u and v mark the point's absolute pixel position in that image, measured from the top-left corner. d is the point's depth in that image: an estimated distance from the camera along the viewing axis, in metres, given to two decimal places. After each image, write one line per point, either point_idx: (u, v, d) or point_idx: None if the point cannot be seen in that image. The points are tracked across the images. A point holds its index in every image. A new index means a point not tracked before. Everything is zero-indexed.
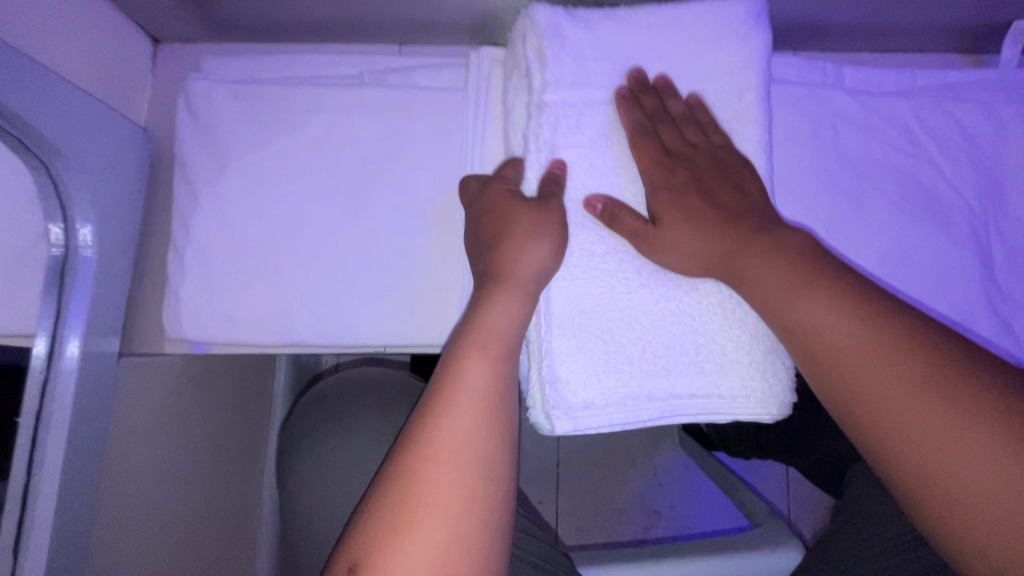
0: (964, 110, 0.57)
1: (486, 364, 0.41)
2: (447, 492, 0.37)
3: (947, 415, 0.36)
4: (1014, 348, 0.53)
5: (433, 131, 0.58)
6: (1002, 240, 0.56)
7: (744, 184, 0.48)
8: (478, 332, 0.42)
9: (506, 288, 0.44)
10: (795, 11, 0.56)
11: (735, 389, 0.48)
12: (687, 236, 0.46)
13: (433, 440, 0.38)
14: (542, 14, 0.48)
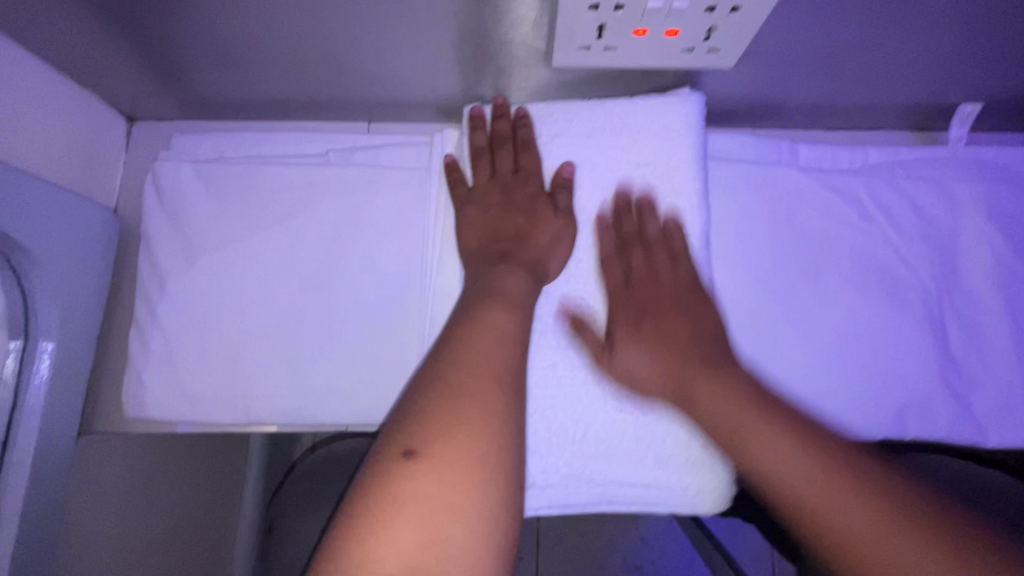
0: (918, 188, 0.59)
1: (509, 315, 0.47)
2: (443, 476, 0.37)
3: (841, 492, 0.40)
4: (971, 428, 0.54)
5: (396, 210, 0.59)
6: (955, 318, 0.57)
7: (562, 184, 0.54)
8: (501, 294, 0.48)
9: (499, 299, 0.48)
10: (745, 96, 0.58)
11: (680, 485, 0.49)
12: (638, 356, 0.50)
13: (427, 426, 0.39)
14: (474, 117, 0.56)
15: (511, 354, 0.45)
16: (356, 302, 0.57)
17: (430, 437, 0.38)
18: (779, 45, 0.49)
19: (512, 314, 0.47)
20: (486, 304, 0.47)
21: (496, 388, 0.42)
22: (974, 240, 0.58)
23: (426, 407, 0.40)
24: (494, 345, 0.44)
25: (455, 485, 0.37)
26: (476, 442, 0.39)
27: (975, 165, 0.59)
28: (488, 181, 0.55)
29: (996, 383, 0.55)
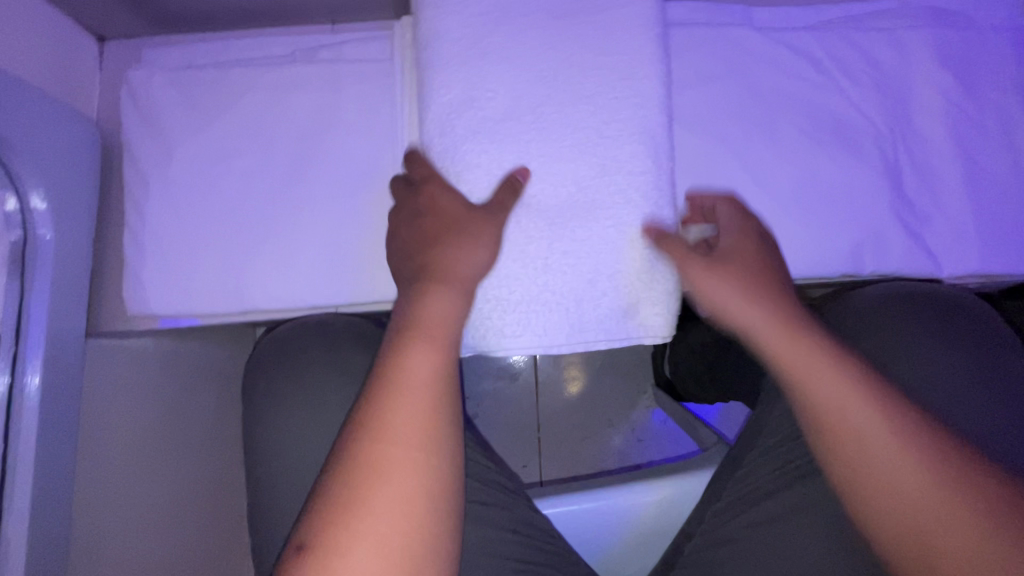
0: (872, 39, 0.59)
1: (423, 353, 0.45)
2: (411, 395, 0.44)
3: (872, 442, 0.45)
4: (924, 260, 0.56)
5: (363, 101, 0.60)
6: (909, 159, 0.58)
7: (458, 265, 0.48)
8: (417, 326, 0.46)
9: (442, 281, 0.47)
10: None
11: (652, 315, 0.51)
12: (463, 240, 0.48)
13: (405, 372, 0.45)
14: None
15: (453, 339, 0.47)
16: (331, 191, 0.60)
17: (410, 375, 0.44)
18: None
19: (455, 300, 0.47)
20: (426, 292, 0.47)
21: (445, 364, 0.46)
22: (927, 84, 0.59)
23: (399, 349, 0.46)
24: (423, 373, 0.45)
25: (425, 421, 0.44)
26: (425, 411, 0.44)
27: (925, 14, 0.60)
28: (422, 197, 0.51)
29: (948, 218, 0.57)
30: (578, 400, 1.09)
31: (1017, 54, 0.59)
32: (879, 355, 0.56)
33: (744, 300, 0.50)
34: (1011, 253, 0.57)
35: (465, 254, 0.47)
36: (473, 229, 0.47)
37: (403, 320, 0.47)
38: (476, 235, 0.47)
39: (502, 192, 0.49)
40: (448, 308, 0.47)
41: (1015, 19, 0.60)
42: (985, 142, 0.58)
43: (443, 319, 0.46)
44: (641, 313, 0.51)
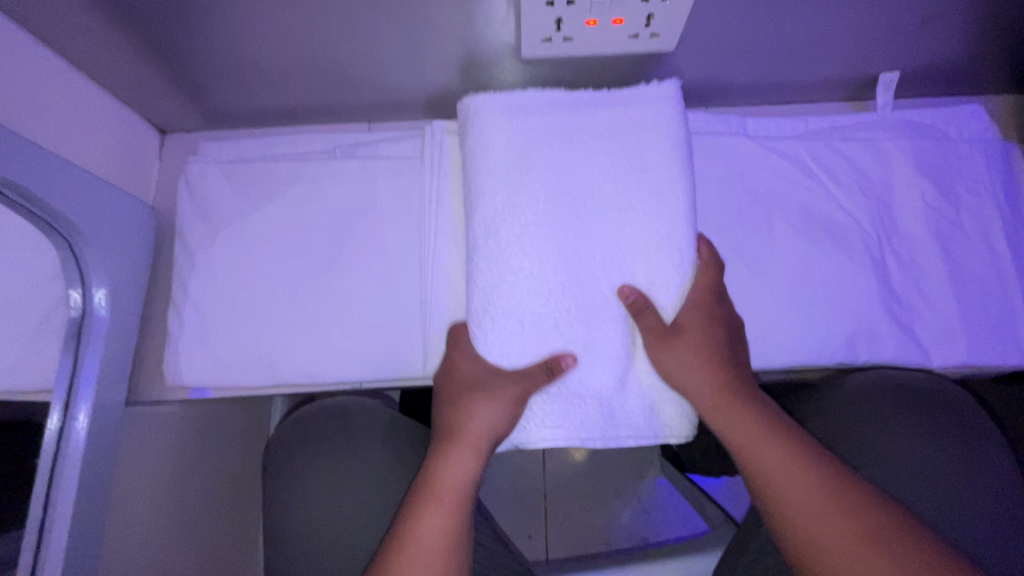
0: (854, 148, 0.66)
1: (441, 521, 0.54)
2: (418, 558, 0.52)
3: (825, 526, 0.49)
4: (915, 351, 0.60)
5: (395, 192, 0.67)
6: (895, 257, 0.63)
7: (480, 416, 0.56)
8: (436, 495, 0.55)
9: (463, 447, 0.57)
10: (695, 80, 0.67)
11: (675, 417, 0.58)
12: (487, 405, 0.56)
13: (422, 538, 0.53)
14: (477, 104, 0.60)
15: (466, 504, 0.56)
16: (362, 273, 0.65)
17: (421, 542, 0.53)
18: (710, 33, 0.57)
19: (470, 467, 0.57)
20: (448, 458, 0.57)
21: (458, 530, 0.54)
22: (907, 189, 0.65)
23: (418, 511, 0.55)
24: (440, 540, 0.53)
25: None
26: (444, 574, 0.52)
27: (903, 126, 0.67)
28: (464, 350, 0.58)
29: (935, 311, 0.61)
30: (584, 468, 1.10)
31: (988, 163, 0.66)
32: (862, 451, 0.60)
33: (758, 435, 0.54)
34: (996, 345, 0.60)
35: (482, 419, 0.56)
36: (498, 396, 0.56)
37: (424, 485, 0.56)
38: (497, 399, 0.55)
39: (540, 373, 0.55)
40: (463, 475, 0.56)
41: (988, 131, 0.67)
42: (964, 242, 0.63)
43: (462, 481, 0.56)
44: (664, 413, 0.58)
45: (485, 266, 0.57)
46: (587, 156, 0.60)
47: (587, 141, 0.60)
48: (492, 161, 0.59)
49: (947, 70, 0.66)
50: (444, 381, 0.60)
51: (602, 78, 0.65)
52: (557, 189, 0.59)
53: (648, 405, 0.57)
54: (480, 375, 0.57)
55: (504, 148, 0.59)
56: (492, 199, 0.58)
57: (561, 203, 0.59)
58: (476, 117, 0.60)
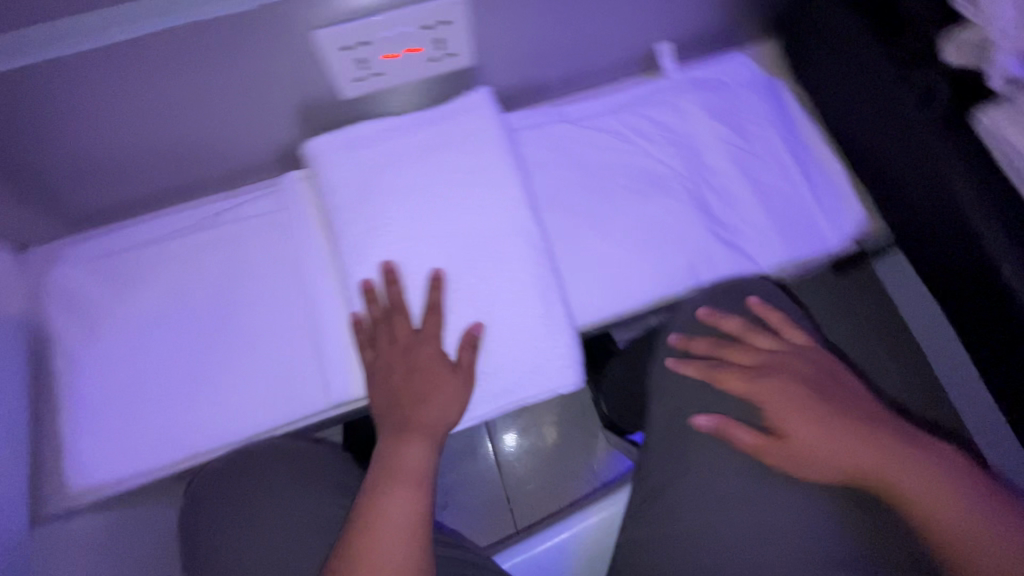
0: (654, 111, 0.77)
1: (402, 501, 0.53)
2: (395, 539, 0.50)
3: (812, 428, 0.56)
4: (744, 261, 0.70)
5: (265, 245, 0.70)
6: (709, 189, 0.73)
7: (435, 396, 0.58)
8: (395, 475, 0.54)
9: (417, 432, 0.57)
10: (509, 85, 0.76)
11: (563, 371, 0.61)
12: (449, 386, 0.58)
13: (385, 512, 0.52)
14: (317, 149, 0.67)
15: (426, 485, 0.55)
16: (249, 327, 0.67)
17: (391, 517, 0.51)
18: (499, 43, 0.67)
19: (426, 450, 0.57)
20: (404, 445, 0.56)
21: (421, 510, 0.53)
22: (704, 131, 0.76)
23: (380, 492, 0.53)
24: (401, 520, 0.52)
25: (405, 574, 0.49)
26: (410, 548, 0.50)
27: (689, 83, 0.79)
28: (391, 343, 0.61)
29: (752, 224, 0.72)
30: (538, 461, 1.14)
31: (761, 98, 0.78)
32: None
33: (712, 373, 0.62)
34: (804, 238, 0.71)
35: (437, 405, 0.58)
36: (447, 383, 0.59)
37: (382, 465, 0.56)
38: (449, 383, 0.58)
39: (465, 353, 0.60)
40: (422, 458, 0.56)
41: (754, 72, 0.80)
42: (760, 163, 0.75)
43: (421, 464, 0.56)
44: (558, 370, 0.62)
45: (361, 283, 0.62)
46: (428, 169, 0.66)
47: (423, 157, 0.67)
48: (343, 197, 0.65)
49: (708, 31, 0.79)
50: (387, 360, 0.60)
51: (427, 101, 0.73)
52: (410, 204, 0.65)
53: (541, 370, 0.61)
54: (433, 352, 0.60)
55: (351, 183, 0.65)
56: (351, 226, 0.64)
57: (418, 215, 0.65)
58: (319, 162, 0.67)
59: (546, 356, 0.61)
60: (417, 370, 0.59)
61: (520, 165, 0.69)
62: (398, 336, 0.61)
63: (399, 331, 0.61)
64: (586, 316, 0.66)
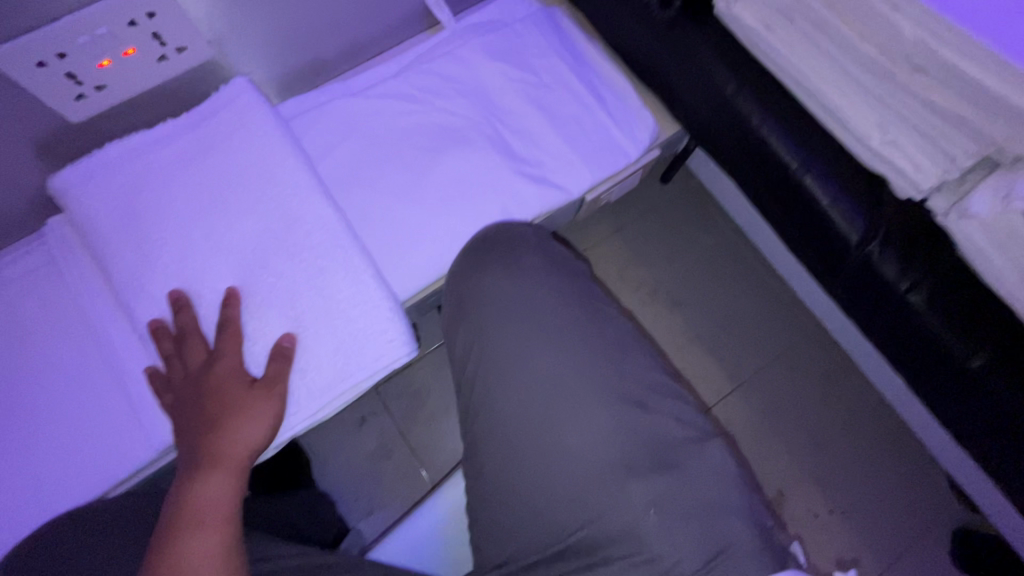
0: (440, 65, 0.75)
1: (206, 545, 0.44)
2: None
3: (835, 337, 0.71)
4: (556, 193, 0.70)
5: (43, 306, 0.62)
6: (510, 131, 0.73)
7: (238, 418, 0.51)
8: (195, 519, 0.45)
9: (221, 464, 0.49)
10: (282, 70, 0.71)
11: (391, 345, 0.60)
12: (258, 406, 0.52)
13: (181, 568, 0.42)
14: (68, 184, 0.61)
15: (237, 520, 0.47)
16: (40, 398, 0.59)
17: (191, 569, 0.42)
18: (243, 28, 0.62)
19: (227, 481, 0.48)
20: (196, 482, 0.47)
21: (230, 551, 0.44)
22: (492, 75, 0.75)
23: (173, 546, 0.44)
24: (206, 566, 0.43)
25: None
26: None
27: (469, 31, 0.77)
28: (181, 375, 0.54)
29: (555, 156, 0.72)
30: (456, 444, 1.11)
31: (542, 29, 0.78)
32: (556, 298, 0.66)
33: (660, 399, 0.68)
34: (609, 158, 0.73)
35: (244, 426, 0.51)
36: (259, 400, 0.52)
37: (173, 517, 0.46)
38: (256, 401, 0.52)
39: (274, 362, 0.55)
40: (228, 491, 0.48)
41: (531, 6, 0.79)
42: (552, 94, 0.75)
43: (228, 498, 0.48)
44: (386, 346, 0.60)
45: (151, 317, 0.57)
46: (201, 179, 0.61)
47: (196, 168, 0.62)
48: (111, 232, 0.60)
49: None
50: (181, 396, 0.53)
51: (191, 107, 0.67)
52: (189, 221, 0.60)
53: (369, 348, 0.59)
54: (230, 372, 0.53)
55: (118, 214, 0.60)
56: (125, 260, 0.59)
57: (199, 231, 0.60)
58: (76, 202, 0.61)
59: (369, 334, 0.59)
60: (208, 397, 0.52)
61: (302, 151, 0.65)
62: (190, 366, 0.54)
63: (188, 362, 0.54)
64: (406, 286, 0.64)
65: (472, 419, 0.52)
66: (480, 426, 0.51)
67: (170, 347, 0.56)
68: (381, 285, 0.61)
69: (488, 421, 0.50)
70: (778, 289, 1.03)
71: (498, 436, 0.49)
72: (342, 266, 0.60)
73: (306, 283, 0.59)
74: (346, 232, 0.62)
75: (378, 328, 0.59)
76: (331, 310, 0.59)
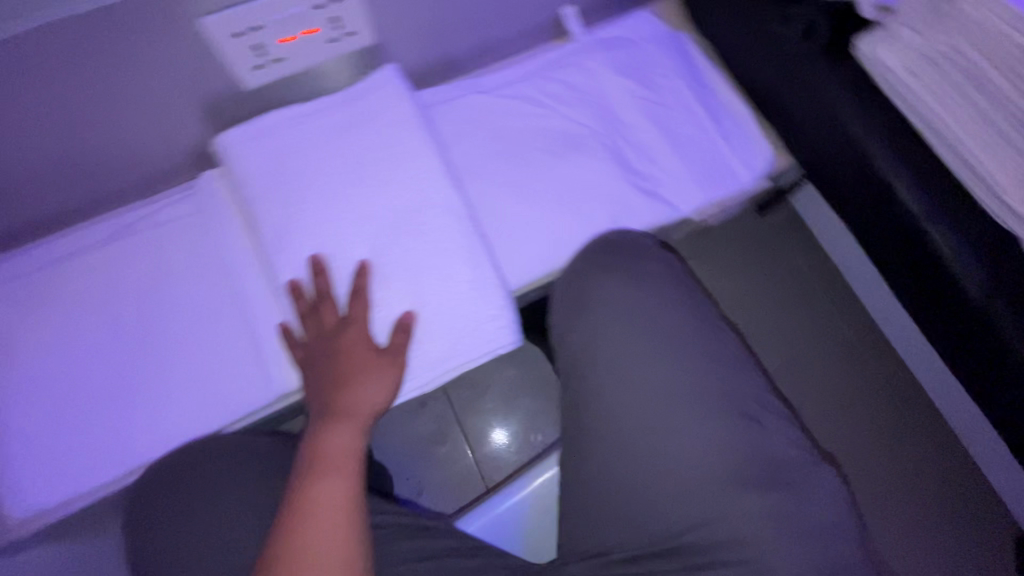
0: (566, 73, 0.78)
1: (335, 488, 0.50)
2: (320, 527, 0.48)
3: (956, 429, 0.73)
4: (665, 208, 0.72)
5: (187, 250, 0.68)
6: (626, 143, 0.75)
7: (365, 381, 0.56)
8: (326, 463, 0.52)
9: (348, 418, 0.55)
10: (422, 61, 0.76)
11: (499, 330, 0.63)
12: (382, 373, 0.57)
13: (314, 504, 0.49)
14: (228, 141, 0.66)
15: (358, 469, 0.53)
16: (177, 333, 0.65)
17: (322, 505, 0.49)
18: (402, 20, 0.67)
19: (352, 434, 0.54)
20: (328, 430, 0.54)
21: (353, 495, 0.51)
22: (614, 89, 0.78)
23: (308, 483, 0.50)
24: (335, 506, 0.49)
25: (343, 555, 0.47)
26: (345, 532, 0.48)
27: (596, 44, 0.81)
28: (314, 333, 0.59)
29: (669, 173, 0.74)
30: (509, 437, 1.14)
31: (666, 50, 0.80)
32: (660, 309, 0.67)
33: None
34: (721, 182, 0.74)
35: (370, 388, 0.56)
36: (384, 367, 0.57)
37: (307, 458, 0.52)
38: (381, 368, 0.57)
39: (397, 336, 0.59)
40: (352, 442, 0.54)
41: (658, 27, 0.82)
42: (671, 113, 0.77)
43: (352, 448, 0.54)
44: (494, 331, 0.63)
45: (288, 274, 0.62)
46: (345, 152, 0.66)
47: (342, 142, 0.67)
48: (260, 190, 0.65)
49: None
50: (314, 352, 0.59)
51: (339, 86, 0.72)
52: (330, 189, 0.65)
53: (479, 330, 0.62)
54: (360, 339, 0.58)
55: (268, 174, 0.65)
56: (270, 217, 0.64)
57: (338, 200, 0.64)
58: (233, 160, 0.66)
59: (482, 317, 0.62)
60: (340, 358, 0.57)
61: (436, 138, 0.70)
62: (322, 326, 0.59)
63: (321, 323, 0.60)
64: (516, 278, 0.67)
65: (577, 412, 0.54)
66: (586, 420, 0.53)
67: (306, 306, 0.61)
68: (496, 273, 0.64)
69: (594, 418, 0.52)
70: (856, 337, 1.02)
71: (603, 434, 0.51)
72: (464, 249, 0.64)
73: (429, 261, 0.63)
74: (470, 218, 0.65)
75: (490, 312, 0.63)
76: (449, 290, 0.62)
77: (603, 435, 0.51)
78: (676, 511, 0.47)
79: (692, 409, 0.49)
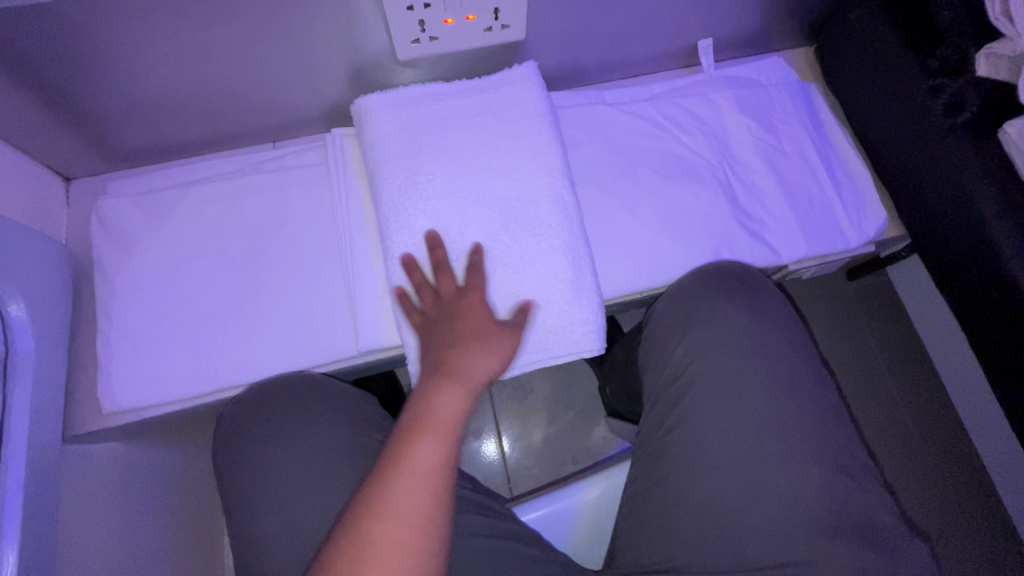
0: (690, 102, 0.79)
1: (433, 445, 0.52)
2: (417, 479, 0.49)
3: None
4: (765, 252, 0.73)
5: (305, 197, 0.72)
6: (738, 181, 0.76)
7: (477, 352, 0.59)
8: (430, 420, 0.54)
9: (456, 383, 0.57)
10: (555, 64, 0.79)
11: (585, 335, 0.64)
12: (496, 349, 0.59)
13: (414, 455, 0.51)
14: (366, 105, 0.69)
15: (459, 434, 0.54)
16: (284, 272, 0.69)
17: (419, 459, 0.51)
18: (553, 23, 0.69)
19: (459, 400, 0.56)
20: (436, 391, 0.56)
21: (447, 457, 0.52)
22: (736, 126, 0.78)
23: (410, 435, 0.53)
24: (430, 462, 0.51)
25: (427, 510, 0.48)
26: (434, 490, 0.49)
27: (725, 80, 0.81)
28: (435, 301, 0.63)
29: (775, 218, 0.74)
30: (541, 442, 1.15)
31: (793, 100, 0.81)
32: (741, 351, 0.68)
33: None
34: (827, 238, 0.74)
35: (482, 360, 0.58)
36: (498, 344, 0.60)
37: (415, 412, 0.55)
38: (495, 344, 0.60)
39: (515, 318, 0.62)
40: (456, 408, 0.55)
41: (789, 75, 0.82)
42: (788, 161, 0.77)
43: (456, 413, 0.55)
44: (581, 334, 0.64)
45: (400, 239, 0.65)
46: (473, 135, 0.69)
47: (472, 125, 0.69)
48: (385, 154, 0.67)
49: (747, 34, 0.82)
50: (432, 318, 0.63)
51: (474, 73, 0.76)
52: (452, 167, 0.67)
53: (566, 330, 0.64)
54: (478, 312, 0.61)
55: (398, 140, 0.68)
56: (393, 179, 0.66)
57: (458, 179, 0.67)
58: (364, 121, 0.69)
59: (572, 319, 0.64)
60: (457, 327, 0.60)
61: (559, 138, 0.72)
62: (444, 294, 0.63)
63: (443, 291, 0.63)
64: (609, 287, 0.69)
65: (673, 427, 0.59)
66: (678, 436, 0.58)
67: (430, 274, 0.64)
68: (594, 280, 0.66)
69: (688, 435, 0.57)
70: (908, 416, 1.02)
71: (694, 451, 0.56)
72: (569, 251, 0.65)
73: (534, 255, 0.65)
74: (579, 221, 0.67)
75: (582, 316, 0.64)
76: (547, 286, 0.64)
77: (677, 447, 0.57)
78: (770, 540, 0.52)
79: (791, 450, 0.54)
